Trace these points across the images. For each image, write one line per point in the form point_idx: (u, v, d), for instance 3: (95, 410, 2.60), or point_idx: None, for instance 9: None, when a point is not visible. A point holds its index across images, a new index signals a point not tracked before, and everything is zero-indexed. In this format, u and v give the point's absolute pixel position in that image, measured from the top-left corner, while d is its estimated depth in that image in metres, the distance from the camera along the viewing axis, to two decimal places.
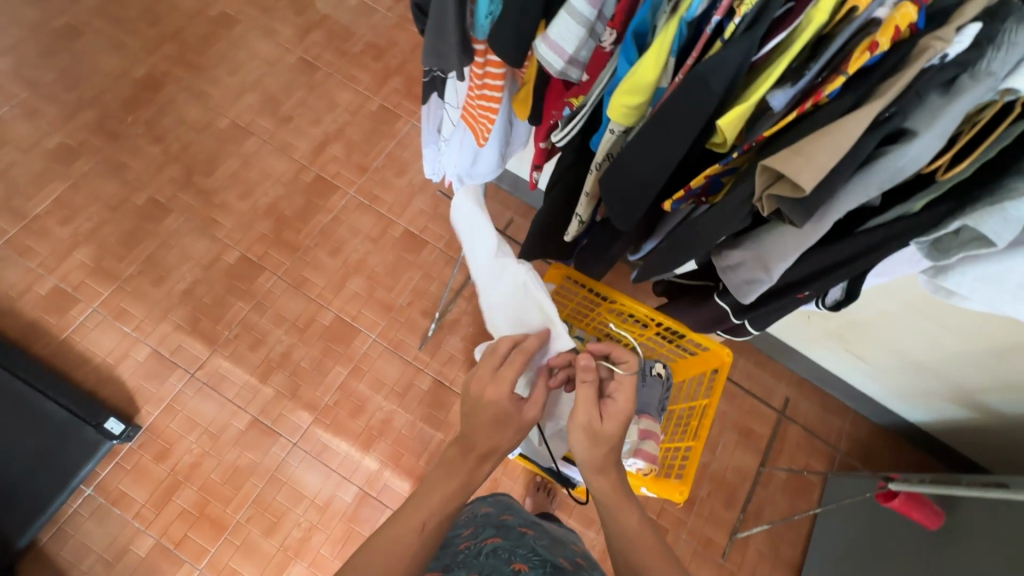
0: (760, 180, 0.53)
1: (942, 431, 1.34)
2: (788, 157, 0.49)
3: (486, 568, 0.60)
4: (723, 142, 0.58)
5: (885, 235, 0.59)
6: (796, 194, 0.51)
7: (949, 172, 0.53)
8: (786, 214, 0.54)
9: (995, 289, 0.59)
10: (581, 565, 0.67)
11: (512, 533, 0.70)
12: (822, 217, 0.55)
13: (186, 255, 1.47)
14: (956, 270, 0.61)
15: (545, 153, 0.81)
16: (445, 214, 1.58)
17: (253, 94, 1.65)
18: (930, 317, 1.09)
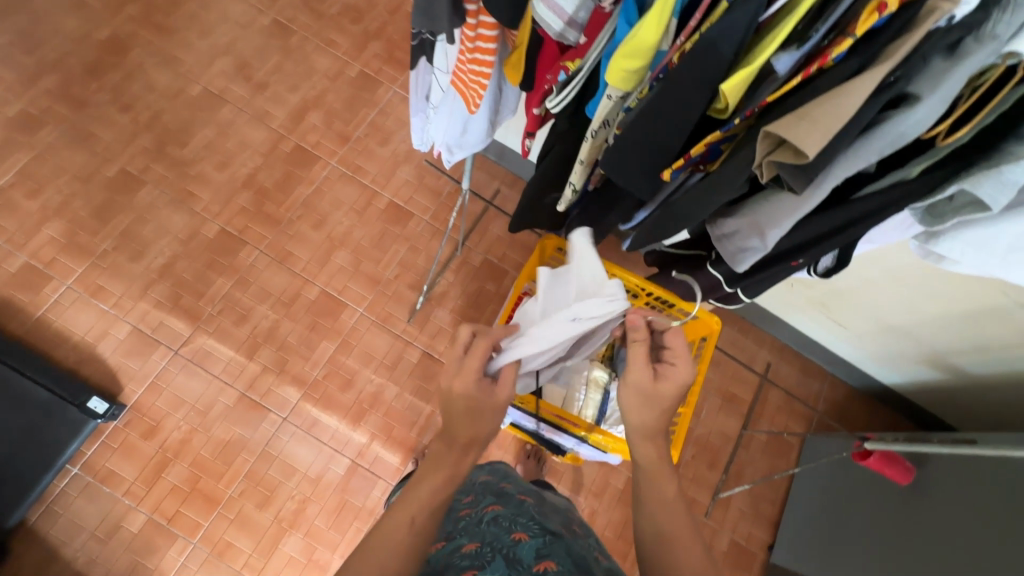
0: (763, 146, 0.55)
1: (914, 392, 1.40)
2: (795, 122, 0.50)
3: (487, 537, 0.62)
4: (724, 108, 0.59)
5: (884, 201, 0.62)
6: (798, 160, 0.53)
7: (948, 139, 0.54)
8: (786, 178, 0.56)
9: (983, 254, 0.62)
10: (577, 532, 0.68)
11: (511, 501, 0.71)
12: (820, 184, 0.56)
13: (164, 229, 1.42)
14: (947, 235, 0.63)
15: (538, 120, 0.79)
16: (431, 185, 1.56)
17: (225, 59, 1.58)
18: (909, 283, 1.12)
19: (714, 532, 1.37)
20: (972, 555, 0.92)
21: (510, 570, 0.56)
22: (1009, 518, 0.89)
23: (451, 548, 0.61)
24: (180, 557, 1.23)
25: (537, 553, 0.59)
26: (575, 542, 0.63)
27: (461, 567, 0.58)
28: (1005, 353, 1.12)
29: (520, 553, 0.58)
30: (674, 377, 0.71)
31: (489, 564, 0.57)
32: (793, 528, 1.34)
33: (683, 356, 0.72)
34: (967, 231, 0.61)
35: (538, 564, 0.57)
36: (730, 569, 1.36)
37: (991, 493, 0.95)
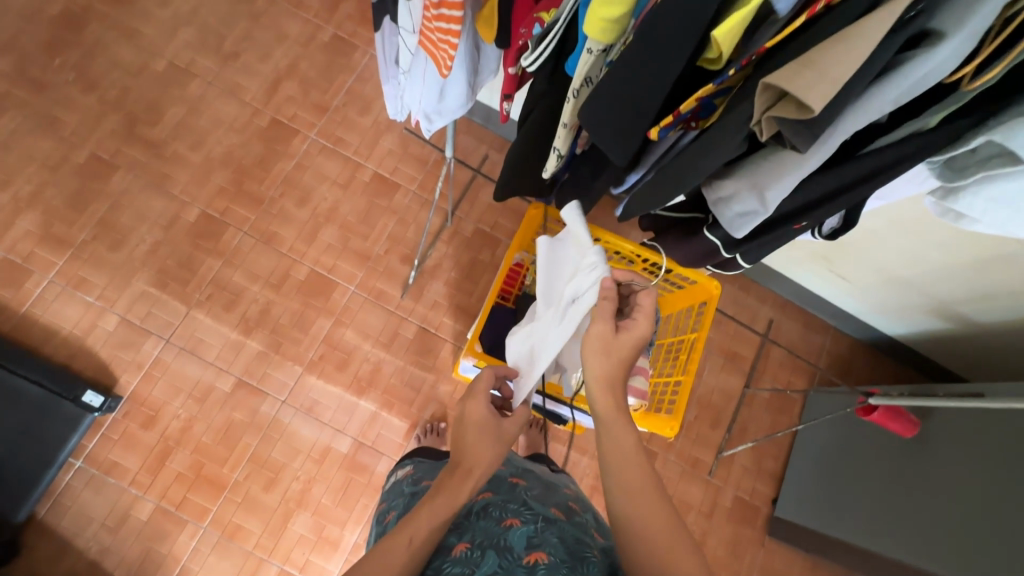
0: (761, 100, 0.49)
1: (918, 343, 1.39)
2: (798, 71, 0.45)
3: (476, 531, 0.61)
4: (716, 58, 0.53)
5: (897, 154, 0.61)
6: (801, 115, 0.48)
7: (975, 81, 0.51)
8: (787, 136, 0.50)
9: (1005, 210, 0.61)
10: (573, 511, 0.68)
11: (503, 485, 0.70)
12: (826, 140, 0.54)
13: (142, 216, 1.38)
14: (970, 191, 0.63)
15: (515, 80, 0.73)
16: (416, 154, 1.49)
17: (190, 28, 1.49)
18: (918, 233, 1.07)
19: (718, 489, 1.38)
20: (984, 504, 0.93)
21: (500, 562, 0.57)
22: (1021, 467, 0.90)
23: (441, 547, 0.60)
24: (191, 541, 1.25)
25: (528, 541, 0.59)
26: (570, 525, 0.63)
27: (452, 574, 0.56)
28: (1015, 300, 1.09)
29: (511, 541, 0.59)
30: (633, 331, 0.71)
31: (479, 562, 0.57)
32: (796, 483, 1.35)
33: (646, 314, 0.72)
34: (990, 186, 0.61)
35: (529, 554, 0.57)
36: (736, 524, 1.38)
37: (999, 444, 0.95)
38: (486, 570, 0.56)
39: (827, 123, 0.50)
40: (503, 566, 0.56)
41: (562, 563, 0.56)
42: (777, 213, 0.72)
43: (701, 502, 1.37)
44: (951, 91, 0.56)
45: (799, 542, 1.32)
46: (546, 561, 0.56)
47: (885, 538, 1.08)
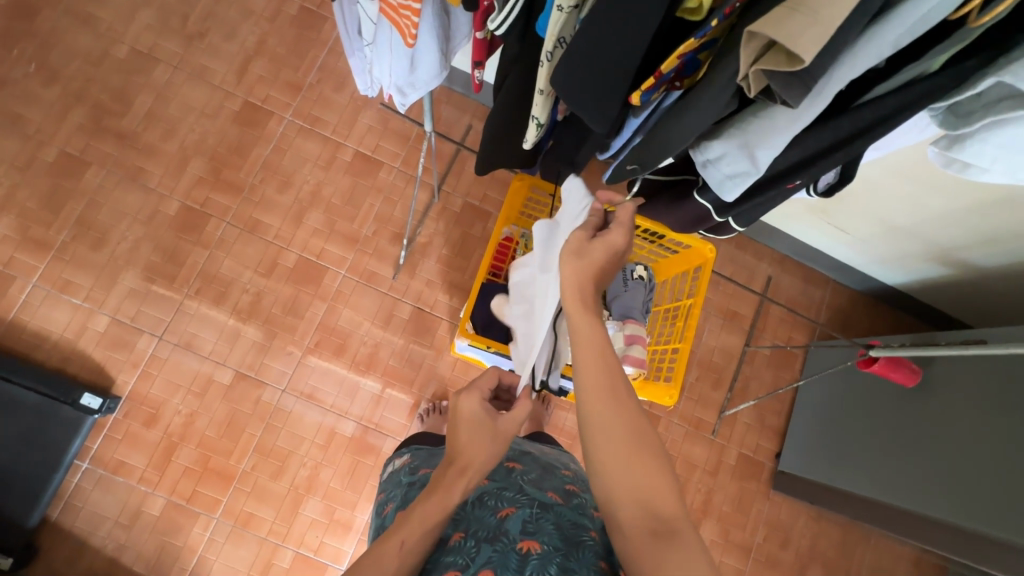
0: (747, 53, 0.46)
1: (918, 289, 1.38)
2: (786, 18, 0.42)
3: (471, 522, 0.61)
4: (698, 7, 0.51)
5: (899, 102, 0.58)
6: (791, 67, 0.45)
7: (983, 16, 0.48)
8: (778, 91, 0.47)
9: (1014, 155, 0.60)
10: (571, 492, 0.68)
11: (500, 472, 0.70)
12: (822, 90, 0.51)
13: (120, 212, 1.34)
14: (981, 141, 0.60)
15: (484, 45, 0.70)
16: (397, 128, 1.45)
17: (149, 10, 1.41)
18: (918, 181, 1.04)
19: (722, 448, 1.39)
20: (993, 450, 0.95)
21: (494, 549, 0.57)
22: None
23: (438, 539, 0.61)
24: (205, 532, 1.26)
25: (522, 527, 0.59)
26: (567, 510, 0.63)
27: (447, 562, 0.58)
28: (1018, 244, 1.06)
29: (506, 527, 0.59)
30: (608, 240, 0.63)
31: (473, 552, 0.58)
32: (798, 438, 1.36)
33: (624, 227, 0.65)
34: (999, 133, 0.58)
35: (522, 542, 0.57)
36: (741, 480, 1.39)
37: (1006, 392, 0.98)
38: (480, 560, 0.57)
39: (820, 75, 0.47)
40: (497, 553, 0.57)
41: (556, 552, 0.57)
42: (770, 171, 0.70)
43: (706, 462, 1.38)
44: (956, 29, 0.51)
45: (797, 494, 1.33)
46: (539, 550, 0.57)
47: (891, 487, 1.10)
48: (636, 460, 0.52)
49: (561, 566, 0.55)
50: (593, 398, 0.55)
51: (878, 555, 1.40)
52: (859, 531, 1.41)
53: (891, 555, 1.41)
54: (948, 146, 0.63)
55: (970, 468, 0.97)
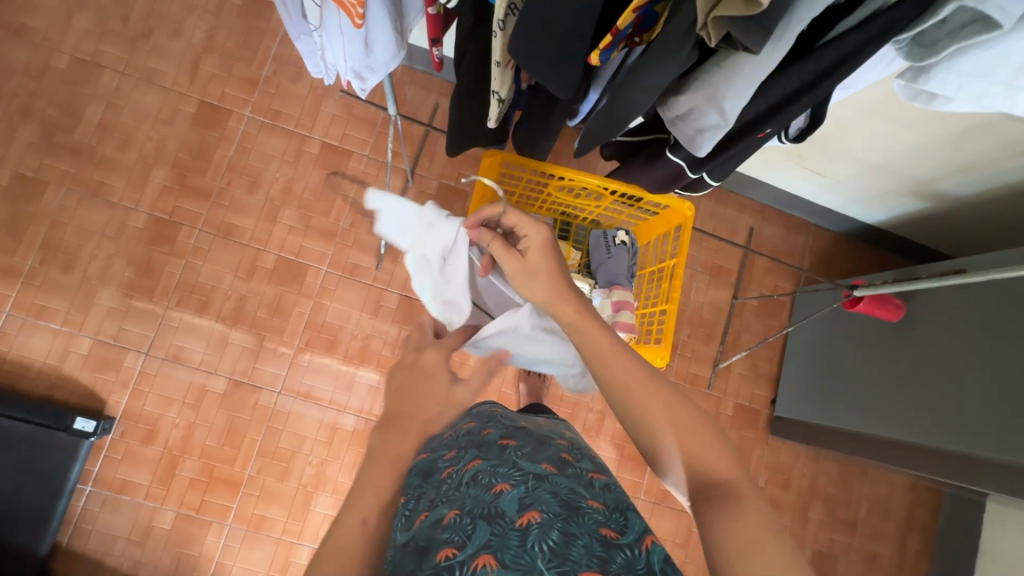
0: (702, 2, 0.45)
1: (897, 223, 1.39)
2: None
3: (467, 501, 0.61)
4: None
5: (862, 39, 0.58)
6: (749, 11, 0.44)
7: None
8: (738, 37, 0.47)
9: (981, 80, 0.59)
10: (566, 461, 0.70)
11: (493, 450, 0.70)
12: (783, 33, 0.52)
13: (87, 230, 1.30)
14: (944, 68, 0.59)
15: (438, 21, 0.67)
16: (362, 115, 1.41)
17: (85, 15, 1.34)
18: (889, 118, 1.03)
19: (719, 401, 1.41)
20: (981, 374, 0.98)
21: (492, 530, 0.56)
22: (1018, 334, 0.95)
23: (431, 521, 0.60)
24: (220, 539, 1.27)
25: (519, 503, 0.59)
26: (562, 478, 0.64)
27: (442, 538, 0.57)
28: (993, 168, 1.07)
29: (502, 506, 0.59)
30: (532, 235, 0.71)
31: (470, 529, 0.57)
32: (791, 382, 1.39)
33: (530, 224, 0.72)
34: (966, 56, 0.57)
35: (521, 515, 0.58)
36: (740, 429, 1.42)
37: (991, 318, 1.00)
38: (479, 541, 0.55)
39: (777, 18, 0.47)
40: (496, 534, 0.56)
41: (557, 517, 0.58)
42: (739, 122, 0.69)
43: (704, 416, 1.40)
44: None
45: (797, 437, 1.36)
46: (539, 519, 0.57)
47: (889, 421, 1.12)
48: (684, 432, 0.56)
49: (563, 530, 0.56)
50: (644, 395, 0.58)
51: (876, 486, 1.45)
52: (857, 466, 1.45)
53: (888, 484, 1.46)
54: (914, 76, 0.62)
55: (964, 394, 1.00)
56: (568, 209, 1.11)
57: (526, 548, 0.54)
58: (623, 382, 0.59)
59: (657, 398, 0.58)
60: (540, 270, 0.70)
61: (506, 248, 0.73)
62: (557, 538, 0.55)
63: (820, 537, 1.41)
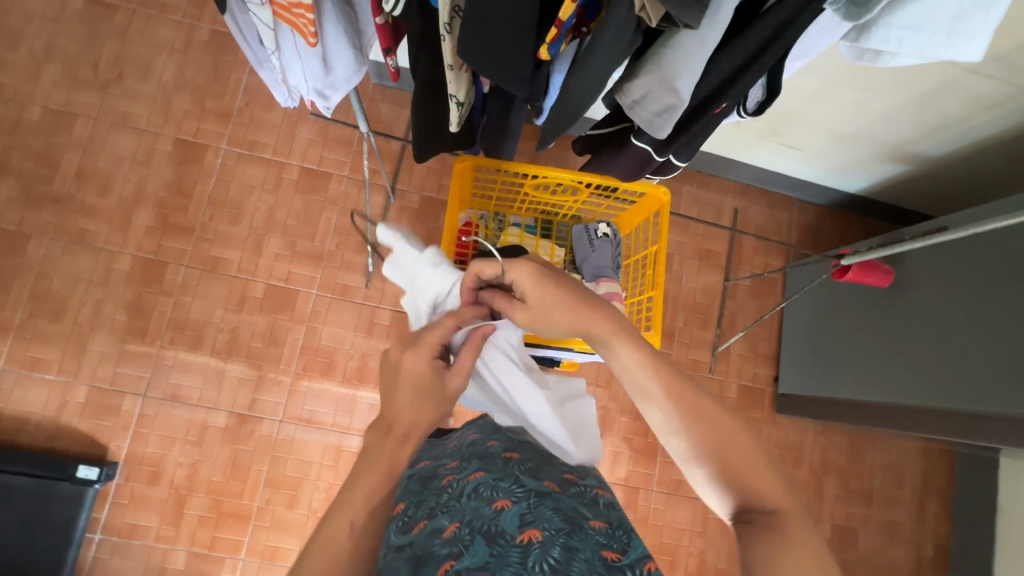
0: None
1: (879, 189, 1.39)
2: None
3: (467, 514, 0.60)
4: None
5: (797, 5, 0.58)
6: None
7: None
8: (676, 15, 0.48)
9: (921, 35, 0.59)
10: (570, 481, 0.69)
11: (495, 463, 0.70)
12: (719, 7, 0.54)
13: (73, 277, 1.30)
14: (880, 24, 0.60)
15: (387, 31, 0.69)
16: (337, 136, 1.41)
17: (54, 65, 1.35)
18: (854, 86, 1.03)
19: (722, 384, 1.41)
20: (973, 330, 0.99)
21: (492, 549, 0.55)
22: (1010, 289, 0.95)
23: (431, 532, 0.59)
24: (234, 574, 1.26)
25: (520, 520, 0.58)
26: (564, 496, 0.64)
27: (442, 554, 0.55)
28: (963, 125, 1.08)
29: (502, 524, 0.58)
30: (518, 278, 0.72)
31: (469, 544, 0.55)
32: (791, 359, 1.39)
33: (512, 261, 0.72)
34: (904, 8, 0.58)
35: (521, 533, 0.56)
36: (746, 411, 1.41)
37: (987, 270, 1.00)
38: (477, 559, 0.54)
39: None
40: (495, 553, 0.54)
41: (557, 535, 0.56)
42: (695, 100, 0.70)
43: None
44: None
45: (802, 413, 1.35)
46: (540, 537, 0.56)
47: (896, 388, 1.11)
48: (728, 453, 0.57)
49: (564, 546, 0.55)
50: (687, 418, 0.60)
51: (889, 454, 1.44)
52: (868, 436, 1.44)
53: (900, 450, 1.44)
54: (850, 38, 0.63)
55: (967, 351, 0.99)
56: (548, 207, 1.11)
57: (526, 566, 0.52)
58: (665, 408, 0.61)
59: (709, 418, 0.59)
60: (547, 301, 0.69)
61: (507, 299, 0.74)
62: (558, 556, 0.53)
63: (837, 511, 1.40)
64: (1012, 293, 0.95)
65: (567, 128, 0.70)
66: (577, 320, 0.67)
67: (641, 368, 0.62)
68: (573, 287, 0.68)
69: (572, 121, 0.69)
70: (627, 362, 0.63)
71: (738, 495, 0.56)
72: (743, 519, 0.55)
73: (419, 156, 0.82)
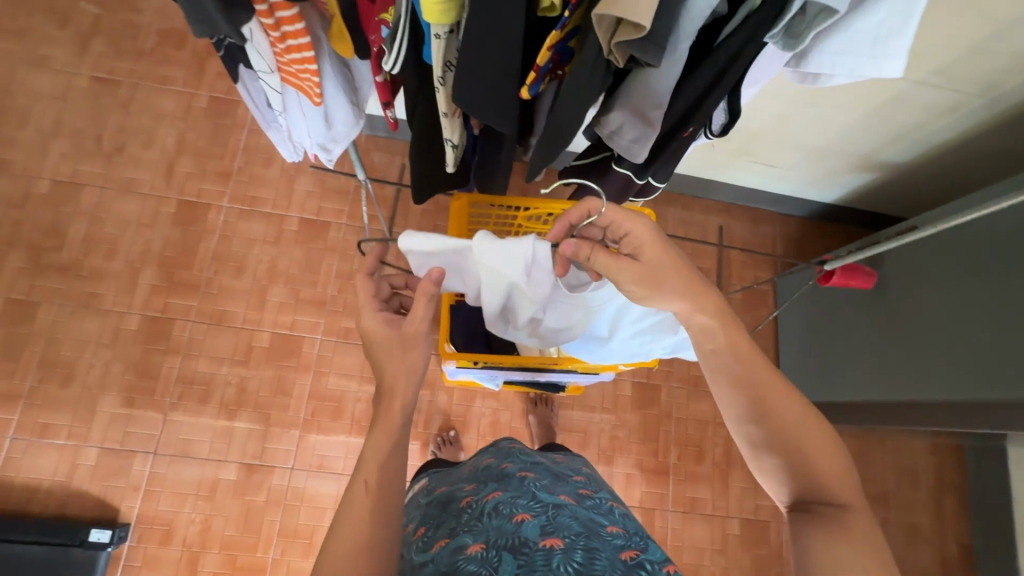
0: (603, 30, 0.53)
1: (854, 198, 1.45)
2: None
3: (489, 532, 0.61)
4: (552, 5, 0.58)
5: (740, 41, 0.64)
6: (639, 33, 0.52)
7: None
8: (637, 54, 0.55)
9: (852, 59, 0.65)
10: (584, 494, 0.71)
11: (512, 482, 0.71)
12: (676, 47, 0.60)
13: (82, 341, 1.32)
14: (814, 52, 0.67)
15: (387, 87, 0.75)
16: (334, 186, 1.47)
17: (61, 139, 1.42)
18: (815, 104, 1.10)
19: None
20: (963, 322, 1.03)
21: (518, 559, 0.56)
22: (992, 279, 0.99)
23: (455, 550, 0.60)
24: None
25: (541, 530, 0.60)
26: (579, 506, 0.65)
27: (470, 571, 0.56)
28: (921, 132, 1.15)
29: (525, 534, 0.59)
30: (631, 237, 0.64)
31: (496, 562, 0.56)
32: (791, 367, 1.41)
33: (623, 216, 0.64)
34: (831, 38, 0.65)
35: (544, 540, 0.58)
36: None
37: (983, 259, 1.01)
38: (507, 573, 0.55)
39: (666, 34, 0.55)
40: (522, 562, 0.56)
41: (576, 541, 0.58)
42: (666, 127, 0.76)
43: (714, 416, 1.43)
44: None
45: None
46: (562, 544, 0.57)
47: (905, 381, 1.11)
48: (804, 444, 0.56)
49: (585, 550, 0.57)
50: (771, 407, 0.58)
51: (898, 455, 1.45)
52: (875, 438, 1.45)
53: (909, 450, 1.45)
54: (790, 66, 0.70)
55: (977, 340, 0.99)
56: None
57: (550, 567, 0.54)
58: (740, 396, 0.59)
59: (792, 410, 0.57)
60: (660, 264, 0.64)
61: (613, 257, 0.64)
62: (581, 559, 0.55)
63: None
64: (996, 283, 0.98)
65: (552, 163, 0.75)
66: (685, 289, 0.63)
67: (726, 353, 0.61)
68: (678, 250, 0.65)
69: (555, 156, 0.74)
70: (713, 346, 0.62)
71: (802, 486, 0.56)
72: (803, 509, 0.56)
73: (418, 198, 0.87)
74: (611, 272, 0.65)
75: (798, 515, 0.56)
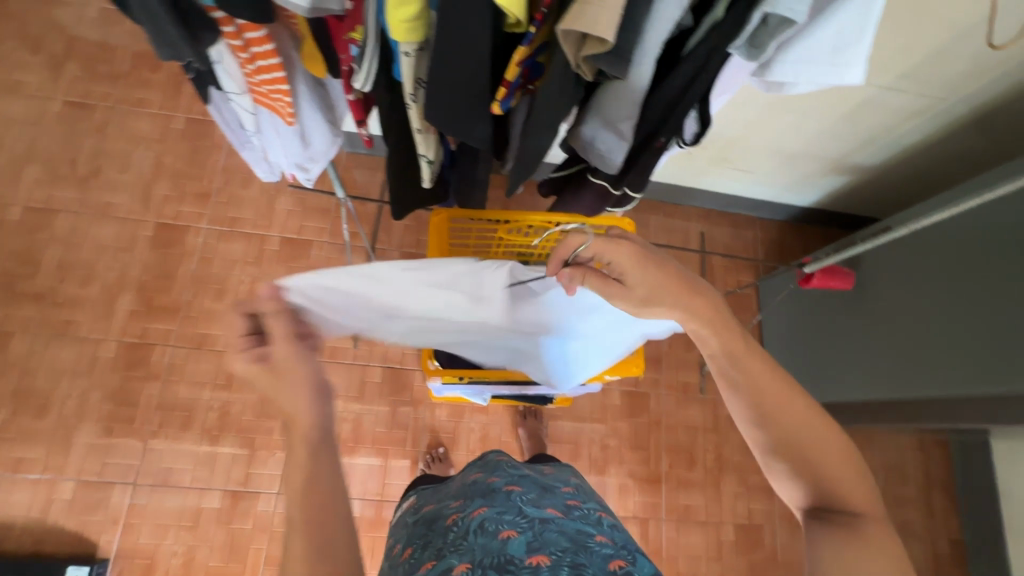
0: (570, 46, 0.55)
1: (829, 201, 1.48)
2: (582, 10, 0.51)
3: (474, 551, 0.59)
4: (518, 21, 0.57)
5: (705, 50, 0.66)
6: (604, 47, 0.53)
7: None
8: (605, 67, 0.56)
9: (816, 66, 0.67)
10: (571, 505, 0.70)
11: (498, 497, 0.69)
12: (642, 59, 0.61)
13: (57, 370, 1.29)
14: (777, 61, 0.68)
15: (360, 105, 0.76)
16: (315, 205, 1.46)
17: (34, 165, 1.39)
18: (786, 111, 1.13)
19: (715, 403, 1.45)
20: (941, 319, 1.04)
21: None
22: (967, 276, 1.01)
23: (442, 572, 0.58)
24: None
25: (527, 546, 0.59)
26: (567, 519, 0.64)
27: None
28: (890, 135, 1.18)
29: (511, 551, 0.58)
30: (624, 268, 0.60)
31: None
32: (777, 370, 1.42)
33: (613, 247, 0.59)
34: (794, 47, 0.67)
35: (530, 558, 0.57)
36: None
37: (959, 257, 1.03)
38: None
39: (631, 47, 0.56)
40: None
41: (563, 557, 0.57)
42: (638, 137, 0.77)
43: (704, 422, 1.44)
44: None
45: None
46: (548, 561, 0.57)
47: (890, 379, 1.13)
48: (814, 446, 0.56)
49: (571, 566, 0.56)
50: (779, 411, 0.57)
51: (887, 453, 1.46)
52: (863, 437, 1.46)
53: (896, 448, 1.47)
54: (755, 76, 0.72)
55: (958, 336, 1.01)
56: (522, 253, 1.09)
57: None
58: (747, 401, 0.58)
59: (799, 412, 0.57)
60: (657, 290, 0.59)
61: (604, 283, 0.62)
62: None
63: None
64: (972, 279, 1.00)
65: (528, 177, 0.75)
66: (688, 306, 0.59)
67: (725, 360, 0.59)
68: (678, 267, 0.60)
69: (531, 170, 0.74)
70: (712, 354, 0.60)
71: (815, 491, 0.56)
72: (817, 514, 0.55)
73: (397, 215, 0.87)
74: (607, 296, 0.63)
75: (813, 520, 0.55)
